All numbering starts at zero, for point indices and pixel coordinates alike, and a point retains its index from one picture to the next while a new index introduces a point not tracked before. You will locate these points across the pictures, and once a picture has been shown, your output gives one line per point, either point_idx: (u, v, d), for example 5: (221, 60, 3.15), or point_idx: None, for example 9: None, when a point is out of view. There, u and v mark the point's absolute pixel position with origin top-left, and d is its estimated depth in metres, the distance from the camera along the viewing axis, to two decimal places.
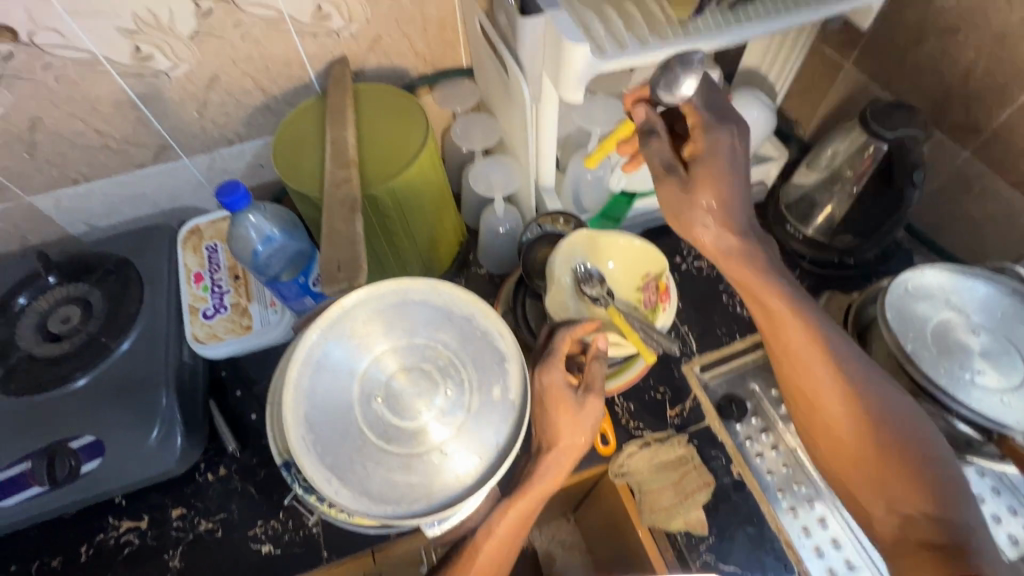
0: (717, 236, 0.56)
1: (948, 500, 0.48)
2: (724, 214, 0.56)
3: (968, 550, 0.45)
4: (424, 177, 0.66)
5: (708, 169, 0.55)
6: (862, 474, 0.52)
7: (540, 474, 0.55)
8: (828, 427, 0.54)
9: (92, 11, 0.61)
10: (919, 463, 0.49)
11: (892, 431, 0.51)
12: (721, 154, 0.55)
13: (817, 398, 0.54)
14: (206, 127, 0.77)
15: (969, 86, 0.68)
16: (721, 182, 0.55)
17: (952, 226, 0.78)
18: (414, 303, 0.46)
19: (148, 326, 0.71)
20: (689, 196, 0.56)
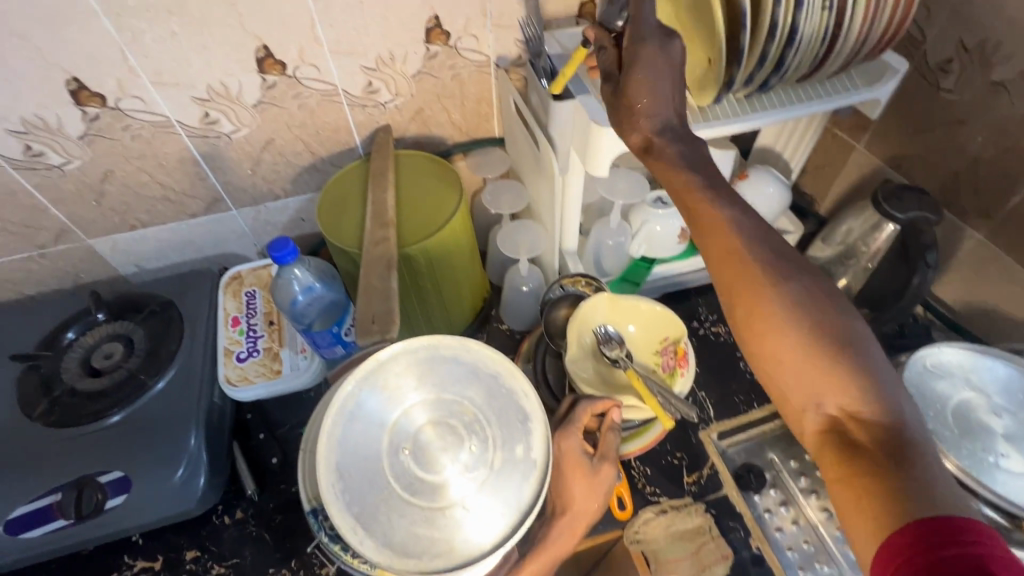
0: (649, 142, 0.52)
1: (889, 398, 0.38)
2: (658, 114, 0.52)
3: (907, 451, 0.35)
4: (456, 238, 0.71)
5: (638, 67, 0.52)
6: (790, 360, 0.41)
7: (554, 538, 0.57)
8: (752, 315, 0.43)
9: (172, 82, 0.69)
10: (857, 352, 0.39)
11: (827, 314, 0.41)
12: (653, 55, 0.52)
13: (741, 275, 0.44)
14: (257, 183, 0.84)
15: (978, 172, 0.71)
16: (655, 81, 0.51)
17: (971, 304, 0.79)
18: (445, 358, 0.49)
19: (184, 366, 0.74)
20: (621, 100, 0.53)
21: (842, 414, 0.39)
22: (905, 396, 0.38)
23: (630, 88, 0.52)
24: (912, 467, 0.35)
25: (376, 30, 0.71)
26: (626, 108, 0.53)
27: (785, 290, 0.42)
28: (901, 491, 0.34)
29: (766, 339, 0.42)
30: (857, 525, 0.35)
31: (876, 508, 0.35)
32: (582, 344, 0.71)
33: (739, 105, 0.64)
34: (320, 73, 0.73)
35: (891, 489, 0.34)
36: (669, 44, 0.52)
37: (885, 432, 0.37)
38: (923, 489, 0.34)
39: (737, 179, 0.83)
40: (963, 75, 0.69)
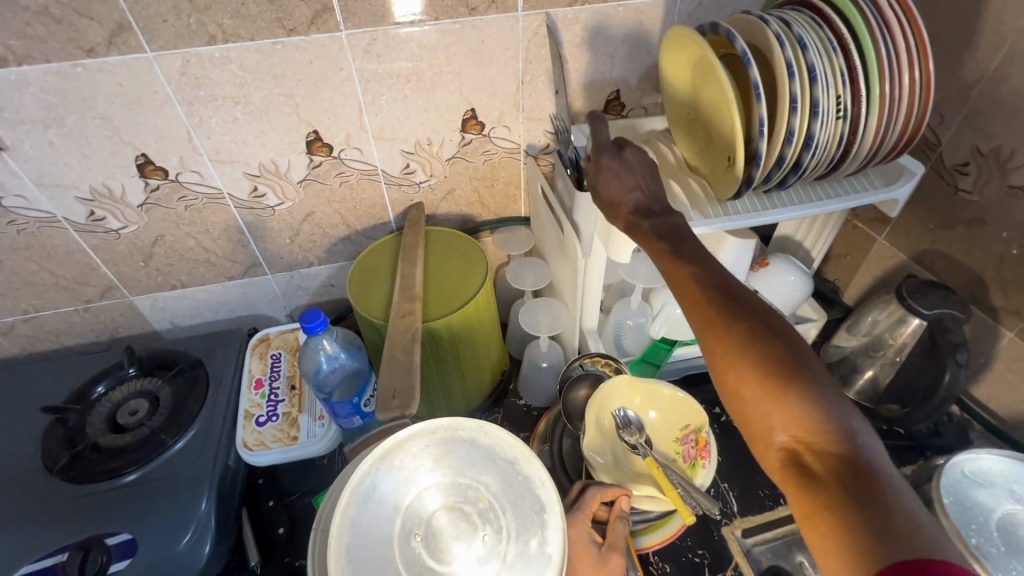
0: (629, 222, 0.58)
1: (843, 431, 0.40)
2: (629, 199, 0.59)
3: (859, 484, 0.37)
4: (479, 314, 0.72)
5: (604, 175, 0.62)
6: (749, 394, 0.43)
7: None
8: (715, 357, 0.46)
9: (229, 160, 0.75)
10: (812, 389, 0.41)
11: (782, 352, 0.43)
12: (609, 164, 0.63)
13: (705, 322, 0.47)
14: (293, 250, 0.88)
15: (1004, 271, 0.71)
16: (620, 182, 0.61)
17: (1008, 405, 0.76)
18: (462, 440, 0.48)
19: (204, 426, 0.75)
20: (599, 195, 0.62)
21: (802, 449, 0.41)
22: (862, 428, 0.40)
23: (600, 189, 0.62)
24: (868, 501, 0.36)
25: (417, 119, 0.77)
26: (602, 203, 0.62)
27: (744, 332, 0.45)
28: (858, 524, 0.36)
29: (729, 379, 0.45)
30: (827, 561, 0.37)
31: (840, 545, 0.36)
32: (600, 427, 0.70)
33: (759, 200, 0.67)
34: (362, 155, 0.79)
35: (850, 523, 0.36)
36: (623, 154, 0.64)
37: (843, 465, 0.39)
38: (882, 523, 0.35)
39: (756, 265, 0.85)
40: (980, 178, 0.71)
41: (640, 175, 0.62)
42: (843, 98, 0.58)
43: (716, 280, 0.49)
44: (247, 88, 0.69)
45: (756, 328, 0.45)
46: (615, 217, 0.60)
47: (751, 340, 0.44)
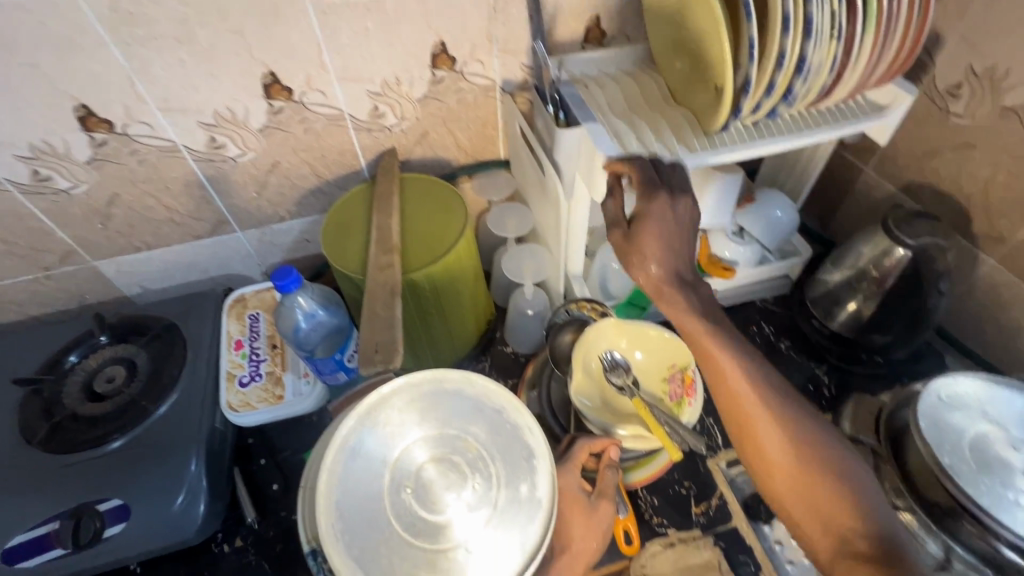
0: (658, 287, 0.55)
1: (867, 506, 0.45)
2: (667, 263, 0.55)
3: (892, 554, 0.42)
4: (461, 264, 0.70)
5: (646, 226, 0.55)
6: (786, 472, 0.48)
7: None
8: (751, 438, 0.49)
9: (179, 108, 0.69)
10: (837, 467, 0.47)
11: (808, 435, 0.48)
12: (654, 211, 0.56)
13: (740, 402, 0.50)
14: (262, 205, 0.84)
15: (990, 198, 0.70)
16: (660, 237, 0.55)
17: (983, 331, 0.77)
18: (449, 392, 0.48)
19: (186, 390, 0.73)
20: (630, 249, 0.56)
21: (837, 525, 0.45)
22: (879, 501, 0.46)
23: (642, 242, 0.55)
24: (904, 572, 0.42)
25: (381, 57, 0.71)
26: (631, 255, 0.56)
27: (780, 418, 0.49)
28: None
29: (766, 461, 0.49)
30: None
31: None
32: (588, 370, 0.70)
33: (746, 132, 0.64)
34: (326, 98, 0.73)
35: None
36: (676, 207, 0.56)
37: (874, 539, 0.44)
38: None
39: (743, 202, 0.84)
40: (973, 100, 0.68)
41: (687, 240, 0.57)
42: (838, 15, 0.54)
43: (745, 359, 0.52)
44: (190, 24, 0.62)
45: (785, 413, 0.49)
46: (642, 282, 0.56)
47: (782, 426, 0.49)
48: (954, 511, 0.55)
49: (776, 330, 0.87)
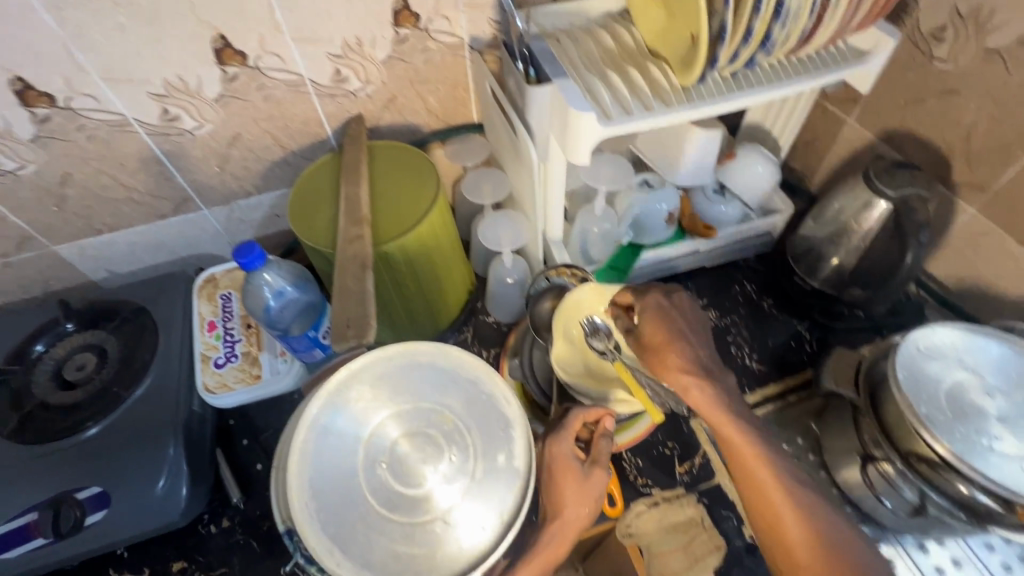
0: (681, 379, 0.53)
1: None
2: (686, 356, 0.54)
3: None
4: (435, 233, 0.68)
5: (655, 318, 0.56)
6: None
7: (540, 547, 0.55)
8: (778, 531, 0.50)
9: (124, 78, 0.65)
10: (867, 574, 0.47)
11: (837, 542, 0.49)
12: (656, 306, 0.57)
13: (767, 494, 0.51)
14: (226, 181, 0.80)
15: (971, 145, 0.69)
16: (668, 329, 0.55)
17: (961, 280, 0.77)
18: (422, 365, 0.47)
19: (159, 374, 0.72)
20: (646, 348, 0.56)
21: None
22: None
23: (652, 337, 0.55)
24: None
25: (338, 15, 0.67)
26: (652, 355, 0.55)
27: (804, 509, 0.50)
28: None
29: (792, 553, 0.49)
30: None
31: None
32: (569, 338, 0.69)
33: (724, 84, 0.61)
34: (284, 63, 0.69)
35: None
36: (674, 298, 0.58)
37: None
38: None
39: (725, 158, 0.82)
40: (957, 43, 0.66)
41: (700, 335, 0.56)
42: None
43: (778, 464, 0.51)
44: None
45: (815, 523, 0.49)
46: (665, 376, 0.54)
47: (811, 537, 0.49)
48: (928, 459, 0.56)
49: (759, 289, 0.87)
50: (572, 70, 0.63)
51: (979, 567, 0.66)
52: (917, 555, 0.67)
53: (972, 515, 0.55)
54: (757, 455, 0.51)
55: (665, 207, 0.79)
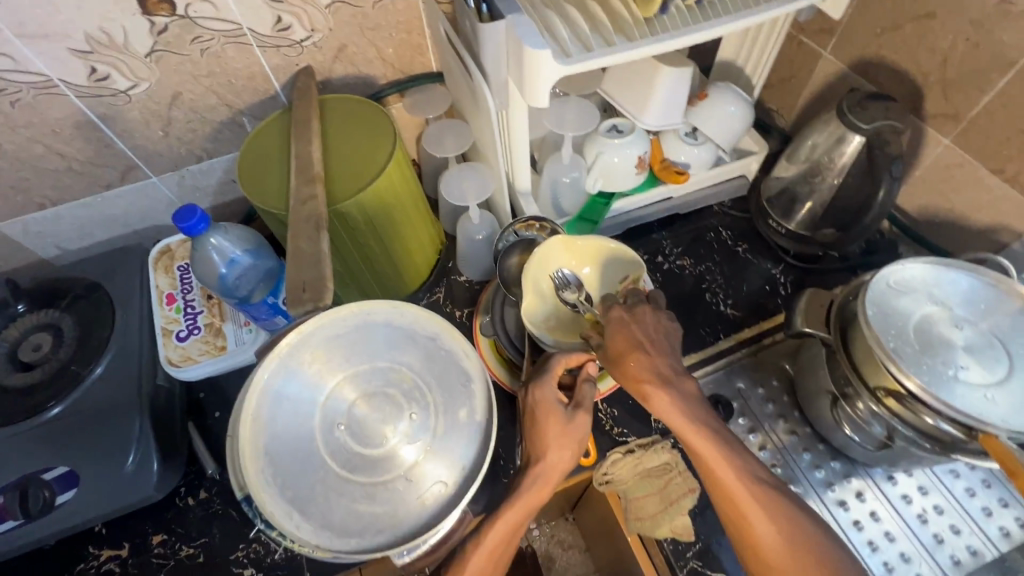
0: (641, 387, 0.55)
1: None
2: (646, 364, 0.56)
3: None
4: (394, 189, 0.64)
5: (617, 329, 0.58)
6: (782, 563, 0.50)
7: (522, 492, 0.54)
8: (752, 542, 0.51)
9: (41, 34, 0.59)
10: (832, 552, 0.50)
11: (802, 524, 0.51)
12: (620, 318, 0.59)
13: (738, 503, 0.52)
14: (172, 145, 0.76)
15: (947, 72, 0.66)
16: (628, 340, 0.57)
17: (935, 215, 0.76)
18: (379, 323, 0.48)
19: (120, 350, 0.69)
20: (609, 358, 0.57)
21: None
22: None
23: (614, 348, 0.57)
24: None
25: None
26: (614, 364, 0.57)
27: (775, 515, 0.51)
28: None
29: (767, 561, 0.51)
30: None
31: None
32: (540, 291, 0.67)
33: (689, 14, 0.58)
34: (217, 11, 0.64)
35: None
36: (637, 310, 0.60)
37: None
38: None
39: (696, 99, 0.78)
40: None
41: (664, 344, 0.58)
42: None
43: (740, 462, 0.53)
44: None
45: (780, 511, 0.51)
46: (628, 386, 0.56)
47: (778, 528, 0.50)
48: (897, 391, 0.56)
49: (735, 235, 0.85)
50: (526, 4, 0.58)
51: (945, 493, 0.68)
52: (885, 485, 0.69)
53: (936, 444, 0.56)
54: (718, 455, 0.53)
55: (636, 151, 0.74)
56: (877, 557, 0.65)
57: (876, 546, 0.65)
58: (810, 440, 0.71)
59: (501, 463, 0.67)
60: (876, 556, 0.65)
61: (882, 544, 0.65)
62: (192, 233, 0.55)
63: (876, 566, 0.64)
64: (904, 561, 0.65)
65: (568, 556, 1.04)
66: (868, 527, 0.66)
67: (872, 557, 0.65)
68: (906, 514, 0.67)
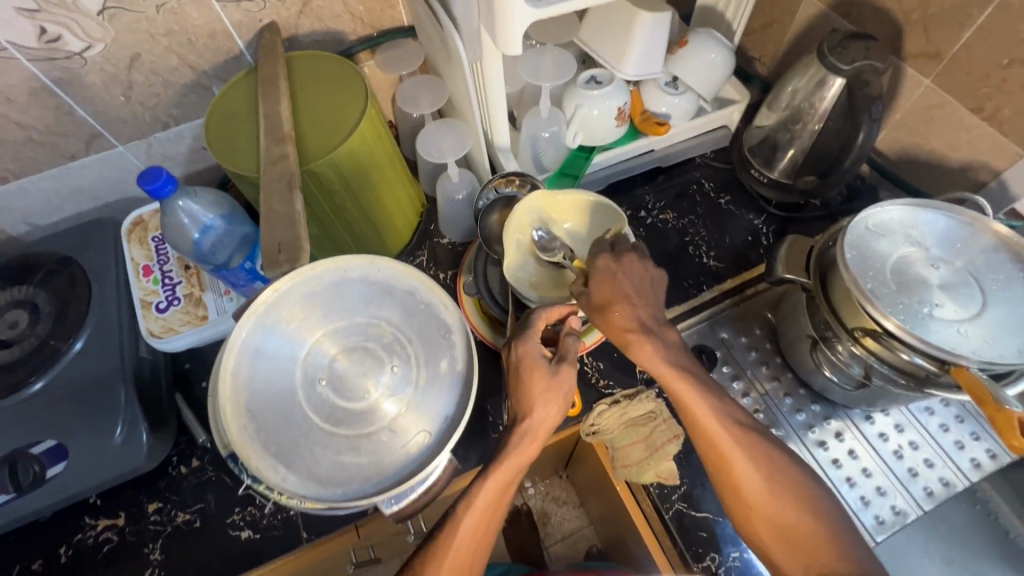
0: (625, 338, 0.56)
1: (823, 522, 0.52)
2: (631, 316, 0.56)
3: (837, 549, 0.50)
4: (368, 147, 0.63)
5: (601, 278, 0.58)
6: (763, 494, 0.52)
7: (510, 450, 0.55)
8: (734, 479, 0.53)
9: None
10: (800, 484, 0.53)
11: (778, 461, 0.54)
12: (606, 266, 0.59)
13: (723, 450, 0.53)
14: (136, 111, 0.73)
15: (928, 9, 0.65)
16: (613, 290, 0.57)
17: (915, 159, 0.76)
18: (353, 280, 0.50)
19: (100, 324, 0.68)
20: (595, 308, 0.57)
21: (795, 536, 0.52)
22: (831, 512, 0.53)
23: (601, 297, 0.57)
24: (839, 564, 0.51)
25: None
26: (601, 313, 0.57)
27: (754, 454, 0.53)
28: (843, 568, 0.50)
29: (750, 504, 0.53)
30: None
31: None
32: (520, 248, 0.68)
33: None
34: None
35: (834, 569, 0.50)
36: (622, 260, 0.59)
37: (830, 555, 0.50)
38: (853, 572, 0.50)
39: (676, 48, 0.76)
40: None
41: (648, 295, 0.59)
42: None
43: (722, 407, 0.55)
44: None
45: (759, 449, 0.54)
46: (614, 337, 0.57)
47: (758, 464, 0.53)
48: (873, 331, 0.57)
49: (717, 187, 0.85)
50: None
51: (921, 430, 0.71)
52: (864, 425, 0.71)
53: (911, 379, 0.57)
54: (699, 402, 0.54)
55: (615, 102, 0.73)
56: (855, 492, 0.67)
57: (854, 482, 0.68)
58: (792, 385, 0.73)
59: (489, 420, 0.68)
60: (854, 491, 0.67)
61: (859, 480, 0.68)
62: (158, 196, 0.55)
63: (853, 500, 0.67)
64: (879, 495, 0.67)
65: (563, 512, 1.07)
66: (847, 465, 0.68)
67: (849, 493, 0.67)
68: (883, 451, 0.69)
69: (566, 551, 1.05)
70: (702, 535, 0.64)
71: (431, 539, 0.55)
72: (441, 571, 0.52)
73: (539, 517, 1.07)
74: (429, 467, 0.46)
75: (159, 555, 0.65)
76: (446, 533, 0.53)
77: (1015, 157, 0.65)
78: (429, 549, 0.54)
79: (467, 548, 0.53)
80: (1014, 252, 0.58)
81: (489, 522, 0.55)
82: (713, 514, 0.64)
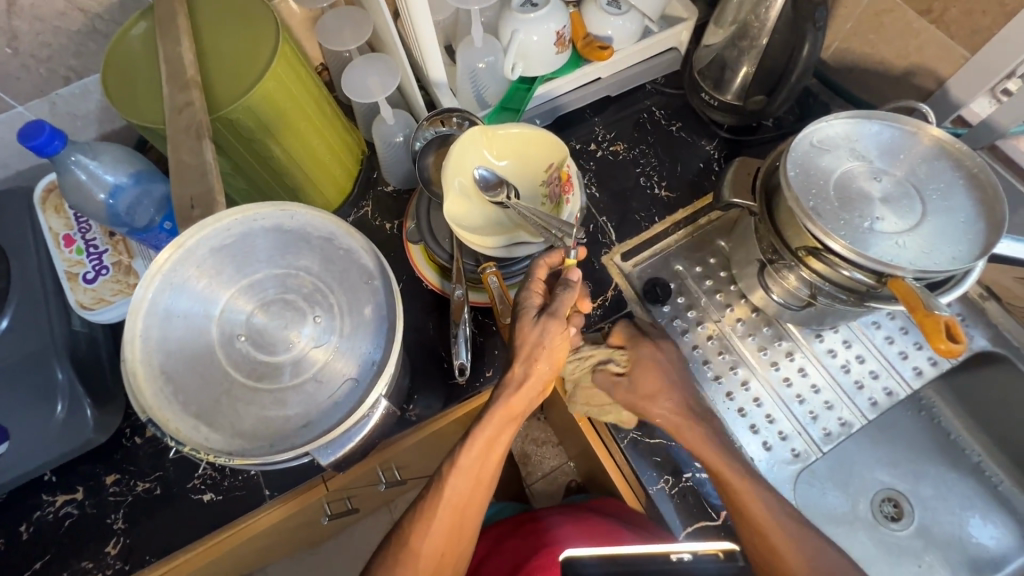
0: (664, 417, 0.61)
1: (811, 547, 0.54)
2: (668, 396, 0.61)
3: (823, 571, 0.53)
4: (286, 89, 0.58)
5: (646, 364, 0.63)
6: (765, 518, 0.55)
7: (493, 406, 0.55)
8: (745, 508, 0.56)
9: None
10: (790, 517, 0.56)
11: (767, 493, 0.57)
12: (649, 354, 0.64)
13: (739, 496, 0.56)
14: (28, 65, 0.65)
15: None
16: (660, 376, 0.62)
17: (866, 71, 0.74)
18: (263, 231, 0.52)
19: (25, 300, 0.65)
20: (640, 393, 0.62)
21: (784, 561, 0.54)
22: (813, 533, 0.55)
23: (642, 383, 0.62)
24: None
25: None
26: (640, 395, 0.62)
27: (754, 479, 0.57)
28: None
29: (774, 545, 0.54)
30: None
31: None
32: (461, 190, 0.65)
33: None
34: None
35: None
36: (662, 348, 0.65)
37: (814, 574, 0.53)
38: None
39: None
40: None
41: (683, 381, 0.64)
42: None
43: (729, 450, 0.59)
44: None
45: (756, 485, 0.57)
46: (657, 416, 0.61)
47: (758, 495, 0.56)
48: (815, 249, 0.56)
49: (669, 114, 0.82)
50: None
51: (867, 343, 0.73)
52: (814, 344, 0.72)
53: (852, 294, 0.57)
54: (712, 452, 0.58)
55: (553, 26, 0.68)
56: (804, 408, 0.69)
57: (803, 399, 0.70)
58: (745, 311, 0.73)
59: (445, 365, 0.67)
60: (803, 407, 0.69)
61: (808, 397, 0.70)
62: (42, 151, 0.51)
63: (800, 414, 0.69)
64: (827, 409, 0.70)
65: (542, 451, 1.10)
66: (797, 383, 0.70)
67: (798, 409, 0.69)
68: (832, 367, 0.71)
69: (547, 488, 1.08)
70: (657, 460, 0.66)
71: (419, 500, 0.56)
72: (430, 529, 0.54)
73: (519, 457, 1.10)
74: (357, 410, 0.47)
75: (123, 524, 0.65)
76: (432, 492, 0.55)
77: (961, 61, 0.64)
78: (417, 510, 0.56)
79: (454, 506, 0.55)
80: (953, 158, 0.58)
81: (478, 480, 0.56)
82: (666, 439, 0.66)
